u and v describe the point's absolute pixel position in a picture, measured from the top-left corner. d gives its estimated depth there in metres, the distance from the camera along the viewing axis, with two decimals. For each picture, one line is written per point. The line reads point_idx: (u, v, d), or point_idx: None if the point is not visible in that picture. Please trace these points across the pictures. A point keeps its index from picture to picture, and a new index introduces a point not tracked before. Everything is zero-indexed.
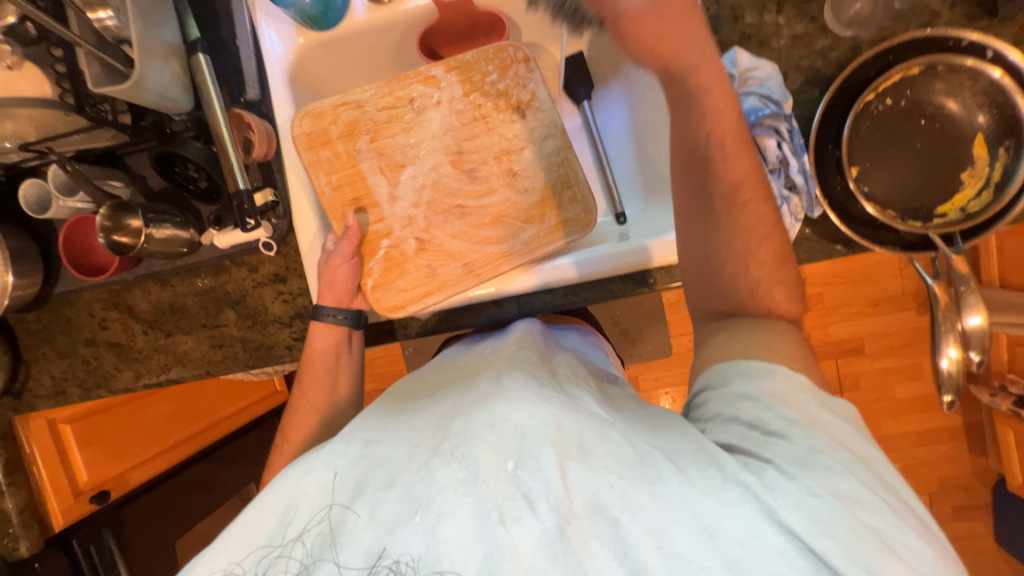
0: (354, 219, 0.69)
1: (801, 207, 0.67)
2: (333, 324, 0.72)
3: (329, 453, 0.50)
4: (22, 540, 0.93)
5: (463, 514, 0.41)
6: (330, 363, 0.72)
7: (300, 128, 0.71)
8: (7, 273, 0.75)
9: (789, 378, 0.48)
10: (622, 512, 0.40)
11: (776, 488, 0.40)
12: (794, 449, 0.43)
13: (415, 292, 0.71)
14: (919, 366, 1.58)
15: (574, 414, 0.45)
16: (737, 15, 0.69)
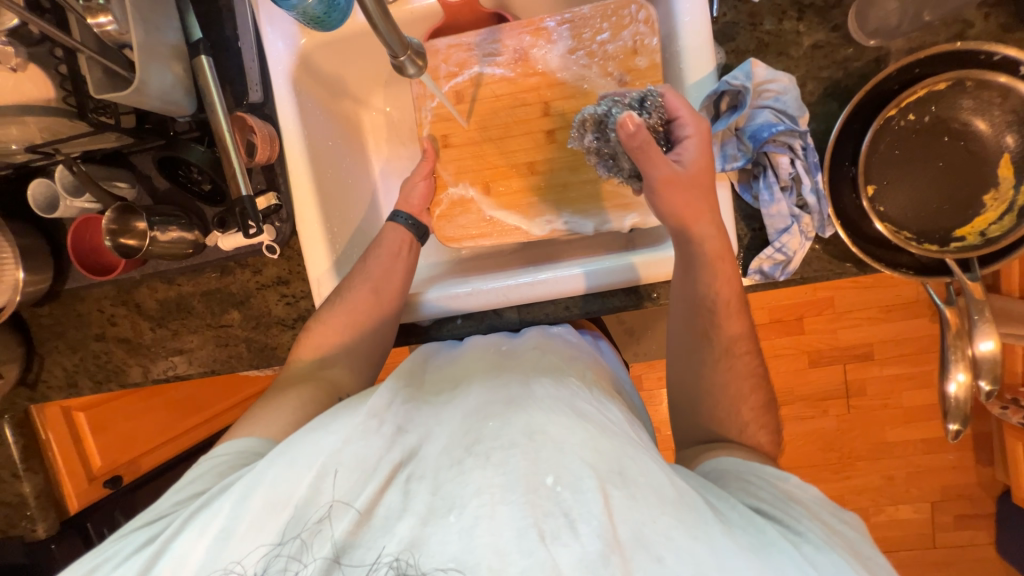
0: (431, 142, 0.77)
1: (812, 226, 0.65)
2: (402, 227, 0.77)
3: (360, 432, 0.51)
4: (40, 522, 0.96)
5: (503, 524, 0.43)
6: (375, 294, 0.73)
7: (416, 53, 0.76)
8: (18, 270, 0.77)
9: (803, 488, 0.55)
10: (666, 550, 0.42)
11: (814, 561, 0.45)
12: (816, 533, 0.49)
13: (472, 230, 0.77)
14: (929, 375, 1.56)
15: (606, 436, 0.50)
16: (755, 22, 0.66)
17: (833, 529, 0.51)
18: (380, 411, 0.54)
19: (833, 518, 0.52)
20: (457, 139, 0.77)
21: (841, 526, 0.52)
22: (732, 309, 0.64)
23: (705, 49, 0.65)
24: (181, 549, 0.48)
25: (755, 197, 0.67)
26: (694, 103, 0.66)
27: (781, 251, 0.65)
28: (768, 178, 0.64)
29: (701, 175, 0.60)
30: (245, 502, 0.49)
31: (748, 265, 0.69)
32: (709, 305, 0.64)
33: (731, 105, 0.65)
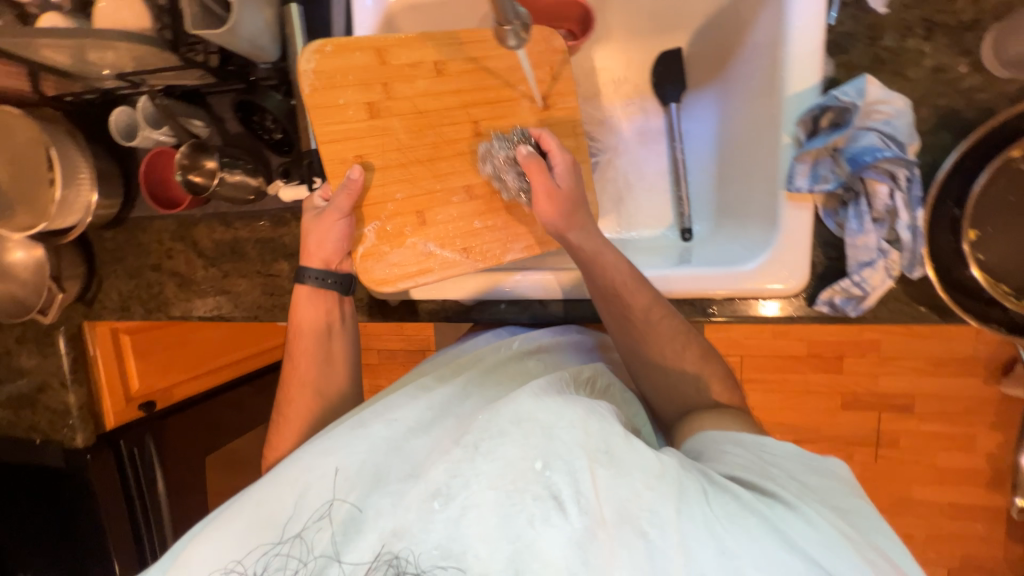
0: (357, 171, 0.65)
1: (898, 264, 0.60)
2: (319, 286, 0.72)
3: (353, 437, 0.55)
4: (79, 432, 1.03)
5: (492, 506, 0.47)
6: (321, 330, 0.74)
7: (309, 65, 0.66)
8: (92, 192, 0.80)
9: (777, 447, 0.55)
10: (649, 526, 0.45)
11: (786, 520, 0.46)
12: (793, 489, 0.50)
13: (408, 270, 0.70)
14: (971, 438, 1.46)
15: (595, 417, 0.52)
16: (874, 36, 0.61)
17: (815, 486, 0.51)
18: (373, 418, 0.58)
19: (810, 474, 0.52)
20: (381, 163, 0.68)
21: (819, 481, 0.51)
22: (632, 283, 0.65)
23: (813, 59, 0.61)
24: (184, 549, 0.52)
25: (840, 225, 0.63)
26: (790, 115, 0.62)
27: (859, 286, 0.61)
28: (858, 207, 0.60)
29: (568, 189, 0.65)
30: (238, 514, 0.52)
31: (817, 295, 0.66)
32: (614, 289, 0.65)
33: (833, 122, 0.60)
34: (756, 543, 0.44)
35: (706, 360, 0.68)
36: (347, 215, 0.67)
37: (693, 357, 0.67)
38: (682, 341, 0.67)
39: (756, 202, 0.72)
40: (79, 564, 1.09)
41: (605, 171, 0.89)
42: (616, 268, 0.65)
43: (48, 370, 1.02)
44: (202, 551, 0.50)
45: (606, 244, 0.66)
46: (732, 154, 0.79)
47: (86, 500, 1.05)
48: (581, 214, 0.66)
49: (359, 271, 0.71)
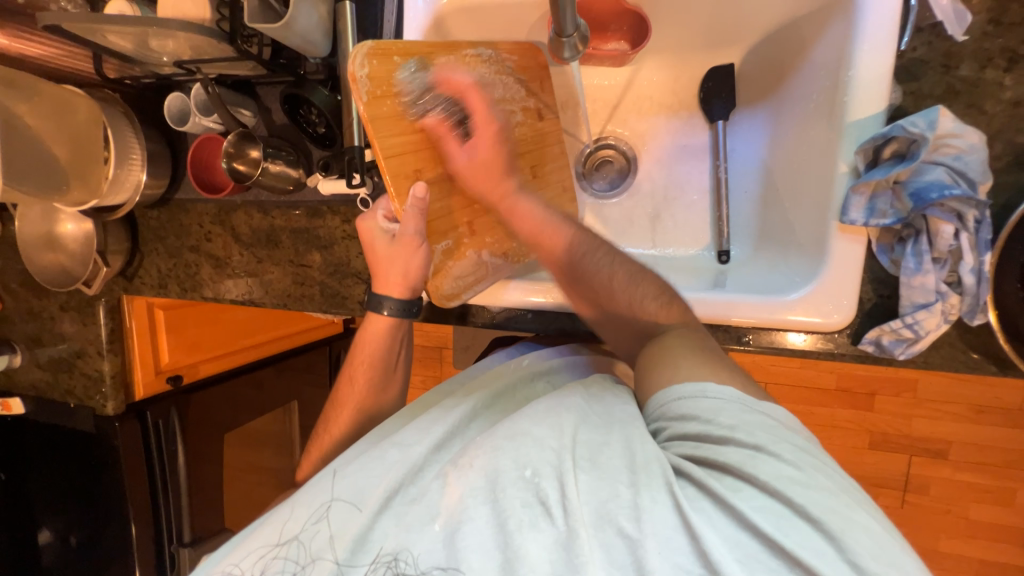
0: (422, 189, 0.63)
1: (958, 309, 0.57)
2: (389, 315, 0.72)
3: (359, 453, 0.60)
4: (110, 400, 1.07)
5: (486, 520, 0.48)
6: (386, 362, 0.74)
7: (363, 68, 0.60)
8: (142, 171, 0.82)
9: (718, 389, 0.50)
10: (626, 522, 0.44)
11: (738, 491, 0.43)
12: (743, 449, 0.45)
13: (467, 281, 0.72)
14: (1010, 493, 1.37)
15: (587, 425, 0.52)
16: (950, 65, 0.57)
17: (761, 424, 0.47)
18: (385, 442, 0.59)
19: (753, 413, 0.48)
20: (437, 175, 0.67)
21: (766, 422, 0.47)
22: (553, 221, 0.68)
23: (880, 84, 0.57)
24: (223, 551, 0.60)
25: (895, 262, 0.59)
26: (850, 144, 0.59)
27: (911, 328, 0.58)
28: (918, 245, 0.57)
29: (480, 163, 0.68)
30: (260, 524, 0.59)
31: (862, 333, 0.62)
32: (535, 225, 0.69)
33: (896, 153, 0.57)
34: (720, 530, 0.42)
35: (636, 280, 0.65)
36: (423, 236, 0.66)
37: (620, 277, 0.65)
38: (606, 278, 0.65)
39: (803, 231, 0.69)
40: (99, 525, 1.13)
41: (641, 186, 0.87)
42: (530, 213, 0.69)
43: (86, 338, 1.06)
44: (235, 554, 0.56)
45: (523, 197, 0.70)
46: (781, 177, 0.76)
47: (112, 466, 1.09)
48: (507, 179, 0.69)
49: (429, 290, 0.70)
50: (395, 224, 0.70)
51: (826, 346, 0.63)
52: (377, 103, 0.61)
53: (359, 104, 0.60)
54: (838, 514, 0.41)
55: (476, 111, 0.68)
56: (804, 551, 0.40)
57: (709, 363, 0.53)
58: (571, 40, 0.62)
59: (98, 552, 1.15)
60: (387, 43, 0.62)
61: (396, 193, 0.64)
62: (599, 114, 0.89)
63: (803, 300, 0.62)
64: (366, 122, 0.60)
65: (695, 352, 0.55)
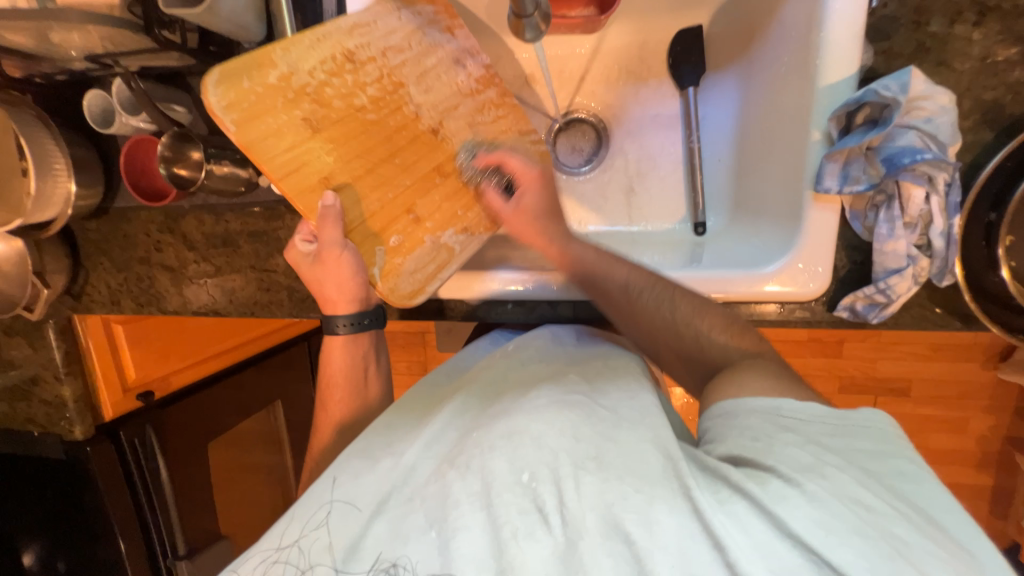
0: (333, 197, 0.56)
1: (928, 271, 0.57)
2: (348, 331, 0.72)
3: (363, 461, 0.57)
4: (78, 424, 1.01)
5: (482, 528, 0.48)
6: (358, 376, 0.73)
7: (218, 96, 0.50)
8: (70, 181, 0.75)
9: (799, 409, 0.49)
10: (633, 526, 0.44)
11: (777, 496, 0.42)
12: (799, 456, 0.45)
13: (423, 271, 0.65)
14: (963, 422, 1.48)
15: (590, 424, 0.51)
16: (920, 21, 0.56)
17: (836, 446, 0.46)
18: (382, 449, 0.58)
19: (834, 436, 0.47)
20: (351, 176, 0.58)
21: (839, 442, 0.47)
22: (607, 259, 0.67)
23: (851, 47, 0.55)
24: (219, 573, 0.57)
25: (868, 228, 0.60)
26: (823, 108, 0.58)
27: (884, 292, 0.59)
28: (890, 211, 0.57)
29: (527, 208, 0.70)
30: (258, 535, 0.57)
31: (837, 300, 0.63)
32: (589, 265, 0.67)
33: (868, 118, 0.56)
34: (748, 531, 0.41)
35: (701, 311, 0.61)
36: (346, 243, 0.60)
37: (680, 311, 0.61)
38: (666, 310, 0.62)
39: (772, 201, 0.70)
40: (85, 549, 1.09)
41: (614, 161, 0.85)
42: (581, 255, 0.68)
43: (39, 362, 0.99)
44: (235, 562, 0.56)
45: (572, 242, 0.69)
46: (754, 146, 0.74)
47: (89, 491, 1.04)
48: (552, 222, 0.70)
49: (383, 294, 0.63)
50: (315, 244, 0.67)
51: (804, 315, 0.64)
52: (249, 127, 0.52)
53: (230, 135, 0.51)
54: (897, 541, 0.40)
55: (516, 168, 0.69)
56: (838, 554, 0.39)
57: (784, 388, 0.52)
58: (533, 19, 0.60)
59: None
60: (235, 62, 0.52)
61: (306, 212, 0.56)
62: (565, 88, 0.84)
63: (780, 282, 0.62)
64: (246, 151, 0.52)
65: (767, 374, 0.54)
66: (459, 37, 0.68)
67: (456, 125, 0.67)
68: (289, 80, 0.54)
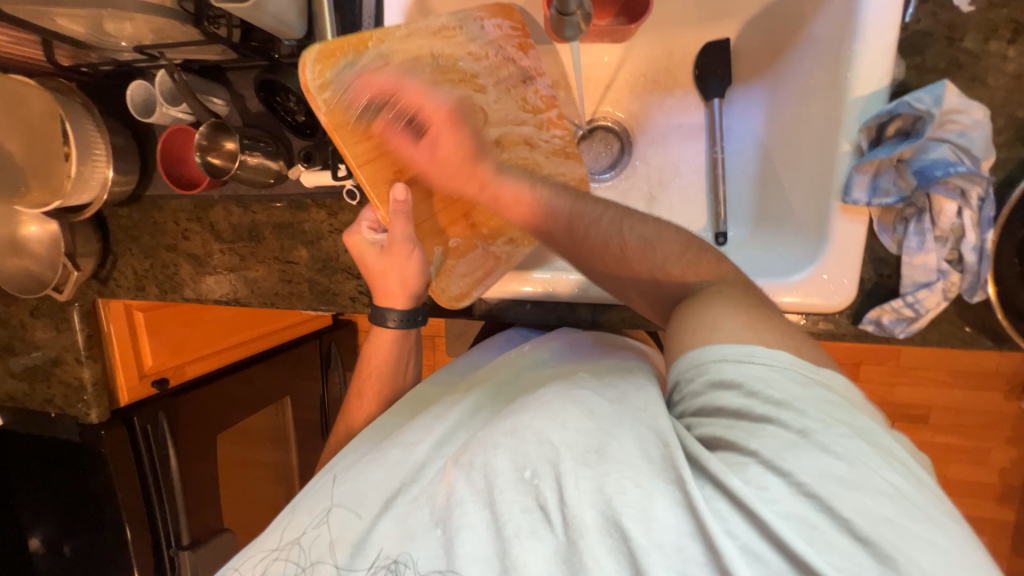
0: (403, 192, 0.61)
1: (958, 287, 0.57)
2: (392, 328, 0.73)
3: (370, 464, 0.58)
4: (94, 408, 1.03)
5: (485, 526, 0.46)
6: (395, 370, 0.76)
7: (313, 75, 0.56)
8: (109, 167, 0.77)
9: (770, 355, 0.43)
10: (632, 524, 0.40)
11: (759, 486, 0.38)
12: (776, 435, 0.39)
13: (473, 276, 0.71)
14: (985, 453, 1.43)
15: (595, 418, 0.47)
16: (954, 37, 0.56)
17: (813, 405, 0.40)
18: (389, 444, 0.60)
19: (806, 391, 0.42)
20: (423, 174, 0.64)
21: (818, 405, 0.41)
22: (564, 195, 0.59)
23: (883, 60, 0.56)
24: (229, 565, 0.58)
25: (895, 241, 0.59)
26: (854, 119, 0.58)
27: (912, 307, 0.58)
28: (920, 224, 0.57)
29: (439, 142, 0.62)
30: (269, 529, 0.59)
31: (862, 313, 0.62)
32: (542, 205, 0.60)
33: (899, 129, 0.56)
34: (734, 534, 0.37)
35: (653, 242, 0.55)
36: (414, 240, 0.65)
37: (631, 240, 0.55)
38: (615, 247, 0.55)
39: (797, 212, 0.70)
40: (90, 534, 1.09)
41: (637, 168, 0.85)
42: (507, 185, 0.62)
43: (62, 344, 1.01)
44: (240, 559, 0.57)
45: (505, 179, 0.63)
46: (780, 156, 0.74)
47: (100, 475, 1.04)
48: (480, 164, 0.63)
49: (435, 294, 0.70)
50: (381, 233, 0.70)
51: (828, 327, 0.63)
52: (343, 112, 0.58)
53: (319, 113, 0.57)
54: (890, 528, 0.35)
55: (422, 104, 0.62)
56: (836, 560, 0.35)
57: (761, 324, 0.46)
58: (573, 20, 0.64)
59: (91, 562, 1.11)
60: (337, 41, 0.56)
61: (379, 200, 0.62)
62: (590, 95, 0.86)
63: (800, 294, 0.61)
64: (335, 134, 0.58)
65: (738, 304, 0.48)
66: (521, 61, 0.69)
67: (513, 139, 0.69)
68: (390, 64, 0.60)
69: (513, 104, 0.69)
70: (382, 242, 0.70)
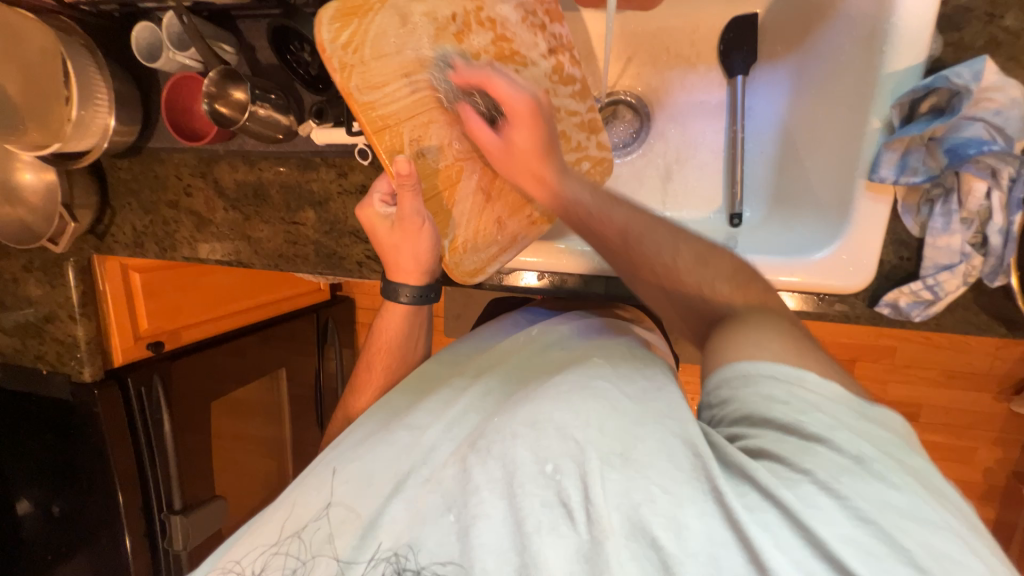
0: (406, 164, 0.57)
1: (979, 270, 0.57)
2: (406, 303, 0.72)
3: (380, 447, 0.56)
4: (87, 366, 1.00)
5: (502, 517, 0.46)
6: (406, 345, 0.74)
7: (329, 33, 0.55)
8: (110, 115, 0.74)
9: (821, 387, 0.42)
10: (661, 531, 0.40)
11: (810, 503, 0.37)
12: (832, 456, 0.38)
13: (488, 254, 0.68)
14: (972, 452, 1.44)
15: (619, 415, 0.47)
16: (994, 14, 0.55)
17: (870, 436, 0.39)
18: (396, 425, 0.58)
19: (864, 421, 0.40)
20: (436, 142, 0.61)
21: (879, 437, 0.40)
22: (605, 199, 0.60)
23: (922, 35, 0.54)
24: (227, 550, 0.56)
25: (919, 223, 0.59)
26: (885, 96, 0.57)
27: (930, 289, 0.58)
28: (947, 205, 0.56)
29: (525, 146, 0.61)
30: (266, 516, 0.57)
31: (878, 296, 0.62)
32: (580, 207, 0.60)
33: (934, 107, 0.55)
34: (784, 548, 0.36)
35: (705, 260, 0.54)
36: (425, 214, 0.63)
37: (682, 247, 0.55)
38: (668, 257, 0.55)
39: (817, 193, 0.69)
40: (79, 498, 1.07)
41: (654, 145, 0.84)
42: (581, 195, 0.60)
43: (56, 301, 0.98)
44: (235, 551, 0.55)
45: (568, 180, 0.62)
46: (802, 136, 0.73)
47: (92, 437, 1.02)
48: (547, 164, 0.62)
49: (448, 267, 0.66)
50: (393, 206, 0.68)
51: (843, 309, 0.63)
52: (356, 77, 0.55)
53: (334, 73, 0.55)
54: (945, 560, 0.34)
55: (505, 96, 0.59)
56: None
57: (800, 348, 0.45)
58: None
59: (79, 526, 1.09)
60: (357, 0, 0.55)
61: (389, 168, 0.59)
62: (611, 67, 0.83)
63: (806, 275, 0.61)
64: (346, 96, 0.56)
65: (778, 330, 0.47)
66: (549, 29, 0.65)
67: None
68: (409, 25, 0.57)
69: (537, 71, 0.65)
70: (392, 215, 0.67)
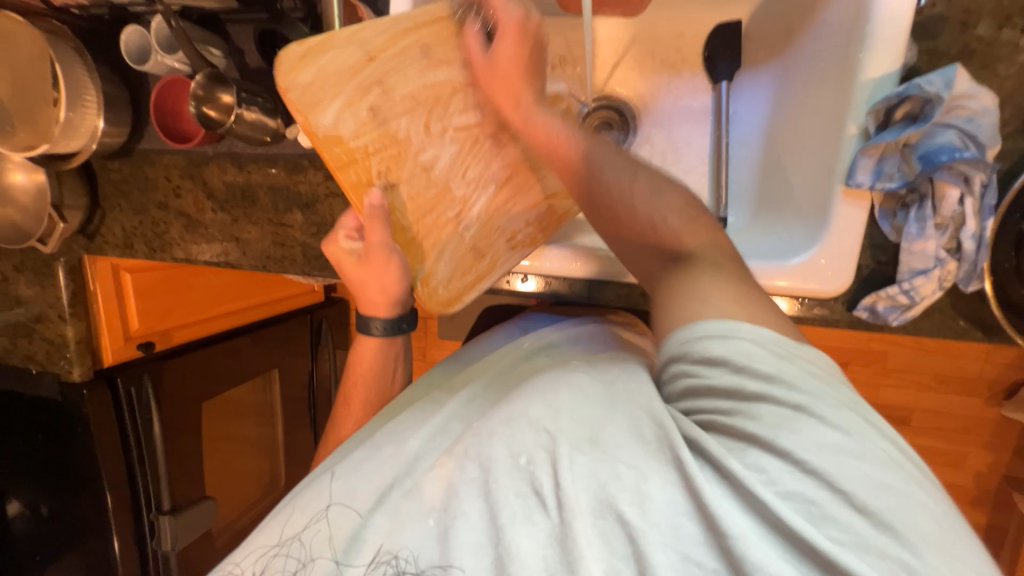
0: (378, 199, 0.60)
1: (955, 276, 0.58)
2: (378, 335, 0.75)
3: (371, 458, 0.57)
4: (76, 366, 1.00)
5: (480, 515, 0.46)
6: (383, 378, 0.77)
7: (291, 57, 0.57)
8: (99, 117, 0.75)
9: (756, 336, 0.40)
10: (626, 505, 0.40)
11: (756, 468, 0.37)
12: (769, 412, 0.38)
13: (466, 282, 0.68)
14: (961, 457, 1.45)
15: (589, 404, 0.46)
16: (968, 22, 0.56)
17: (799, 378, 0.39)
18: (384, 439, 0.58)
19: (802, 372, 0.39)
20: (398, 177, 0.62)
21: (825, 386, 0.39)
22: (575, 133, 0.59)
23: (895, 44, 0.55)
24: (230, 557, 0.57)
25: (896, 228, 0.60)
26: (863, 103, 0.58)
27: (907, 294, 0.58)
28: (921, 210, 0.57)
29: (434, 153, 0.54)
30: (269, 519, 0.59)
31: (858, 299, 0.62)
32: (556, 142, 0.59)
33: (907, 114, 0.56)
34: (740, 517, 0.37)
35: (659, 191, 0.52)
36: (391, 247, 0.65)
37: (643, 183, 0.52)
38: (620, 190, 0.52)
39: (796, 202, 0.70)
40: (66, 499, 1.07)
41: (640, 149, 0.84)
42: (548, 124, 0.59)
43: (47, 300, 0.99)
44: (238, 552, 0.57)
45: (541, 111, 0.60)
46: (783, 141, 0.74)
47: (80, 437, 1.01)
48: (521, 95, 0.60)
49: (421, 300, 0.67)
50: (358, 242, 0.70)
51: (822, 313, 0.63)
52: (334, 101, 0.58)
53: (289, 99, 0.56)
54: (891, 496, 0.35)
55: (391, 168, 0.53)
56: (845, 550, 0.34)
57: (748, 296, 0.44)
58: None
59: (66, 527, 1.08)
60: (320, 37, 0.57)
61: (359, 204, 0.61)
62: (598, 72, 0.84)
63: (791, 279, 0.61)
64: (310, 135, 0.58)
65: (731, 276, 0.45)
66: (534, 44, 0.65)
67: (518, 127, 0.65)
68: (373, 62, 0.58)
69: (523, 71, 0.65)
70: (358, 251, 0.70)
